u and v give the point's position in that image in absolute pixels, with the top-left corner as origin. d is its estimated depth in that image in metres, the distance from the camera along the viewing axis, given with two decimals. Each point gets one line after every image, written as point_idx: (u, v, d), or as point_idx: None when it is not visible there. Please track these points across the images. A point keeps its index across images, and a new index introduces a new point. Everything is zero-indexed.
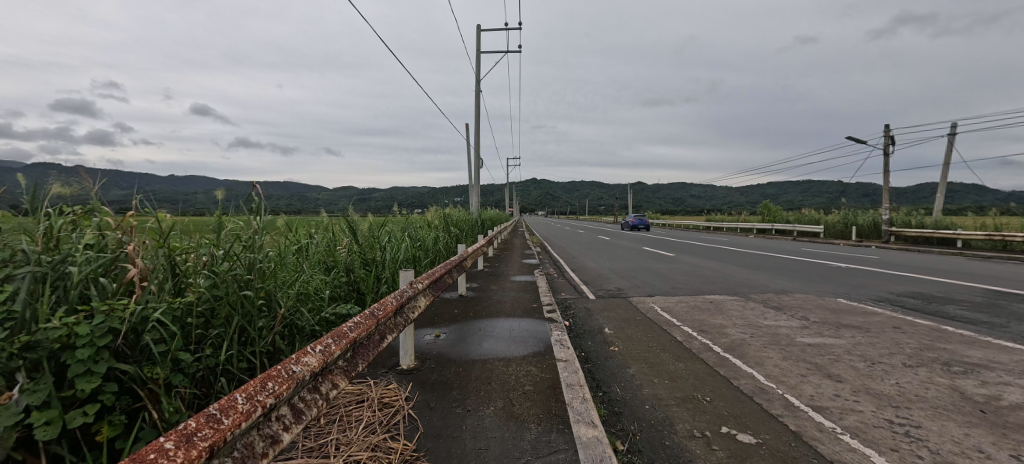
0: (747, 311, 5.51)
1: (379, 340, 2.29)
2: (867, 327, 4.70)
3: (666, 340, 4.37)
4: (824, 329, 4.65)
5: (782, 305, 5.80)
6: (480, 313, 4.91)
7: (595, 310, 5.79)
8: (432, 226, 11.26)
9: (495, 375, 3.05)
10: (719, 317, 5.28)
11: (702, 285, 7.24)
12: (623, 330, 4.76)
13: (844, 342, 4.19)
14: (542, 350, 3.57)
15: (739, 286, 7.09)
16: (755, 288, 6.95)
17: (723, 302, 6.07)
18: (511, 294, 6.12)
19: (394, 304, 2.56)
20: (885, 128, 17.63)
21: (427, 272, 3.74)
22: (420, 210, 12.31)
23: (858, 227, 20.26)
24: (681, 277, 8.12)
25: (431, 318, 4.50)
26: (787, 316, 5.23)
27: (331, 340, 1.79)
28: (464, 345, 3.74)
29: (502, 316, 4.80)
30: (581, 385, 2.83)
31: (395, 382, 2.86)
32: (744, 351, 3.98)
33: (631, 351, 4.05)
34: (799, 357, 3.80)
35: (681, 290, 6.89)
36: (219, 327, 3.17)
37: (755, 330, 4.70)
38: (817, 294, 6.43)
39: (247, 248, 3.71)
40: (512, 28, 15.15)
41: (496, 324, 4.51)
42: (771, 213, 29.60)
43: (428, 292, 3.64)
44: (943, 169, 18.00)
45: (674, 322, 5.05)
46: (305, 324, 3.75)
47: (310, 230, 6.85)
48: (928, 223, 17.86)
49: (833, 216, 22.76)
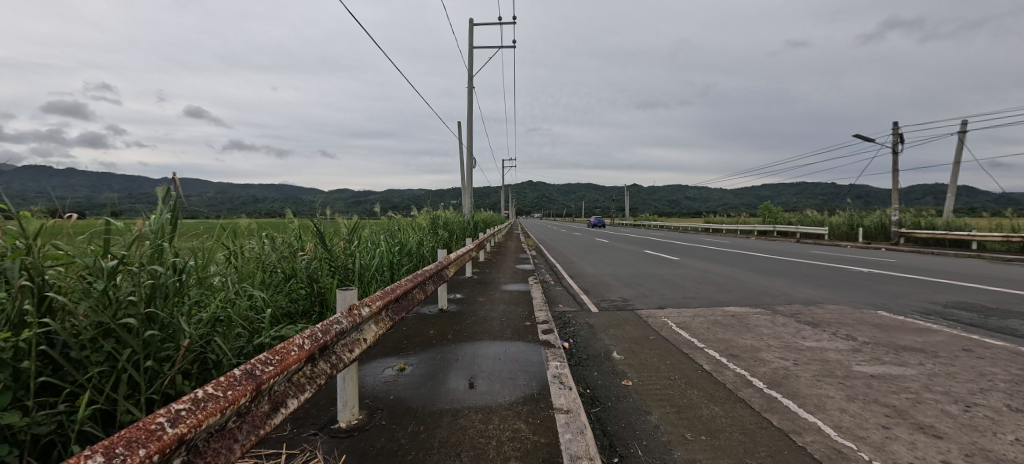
0: (778, 327, 4.65)
1: (265, 416, 1.38)
2: (933, 350, 3.85)
3: (690, 370, 3.49)
4: (882, 354, 3.79)
5: (817, 320, 4.96)
6: (462, 334, 4.02)
7: (599, 328, 4.91)
8: (418, 228, 10.32)
9: (467, 438, 2.15)
10: (748, 335, 4.41)
11: (718, 294, 6.41)
12: (635, 356, 3.89)
13: (916, 373, 3.33)
14: (535, 394, 2.67)
15: (761, 296, 6.24)
16: (779, 298, 6.11)
17: (747, 316, 5.21)
18: (500, 307, 5.23)
19: (307, 348, 1.66)
20: (894, 125, 16.92)
21: (385, 287, 2.85)
22: (406, 211, 11.39)
23: (864, 228, 19.53)
24: (692, 284, 7.29)
25: (398, 344, 3.62)
26: (828, 336, 4.38)
27: (109, 457, 0.89)
28: (434, 383, 2.85)
29: (488, 338, 3.90)
30: (591, 459, 1.93)
31: (320, 454, 1.97)
32: (794, 386, 3.12)
33: (649, 389, 3.16)
34: (870, 397, 2.94)
35: (695, 301, 6.03)
36: (85, 370, 2.22)
37: (797, 353, 3.83)
38: (851, 305, 5.60)
39: (150, 258, 2.78)
40: (504, 22, 14.26)
41: (481, 349, 3.61)
42: (772, 213, 28.87)
43: (385, 314, 2.74)
44: (954, 169, 17.33)
45: (695, 344, 4.17)
46: (225, 356, 2.82)
47: (267, 233, 5.94)
48: (939, 224, 17.16)
49: (837, 217, 22.05)
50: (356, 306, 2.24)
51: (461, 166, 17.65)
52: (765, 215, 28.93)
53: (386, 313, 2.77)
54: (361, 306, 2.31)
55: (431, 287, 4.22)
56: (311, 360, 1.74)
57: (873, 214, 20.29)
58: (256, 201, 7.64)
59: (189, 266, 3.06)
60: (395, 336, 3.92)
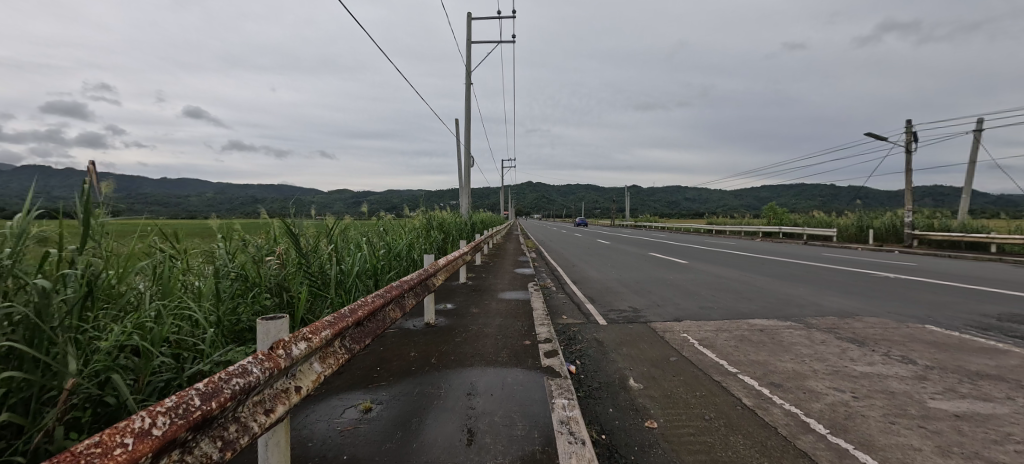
0: (819, 347, 4.00)
1: None
2: (1015, 378, 3.20)
3: (727, 406, 2.83)
4: (955, 384, 3.13)
5: (860, 337, 4.31)
6: (448, 357, 3.34)
7: (610, 345, 4.25)
8: (411, 229, 9.69)
9: None
10: (787, 357, 3.75)
11: (739, 304, 5.76)
12: (657, 385, 3.21)
13: (1008, 412, 2.68)
14: (537, 454, 2.00)
15: (787, 306, 5.60)
16: (808, 309, 5.47)
17: (777, 331, 4.57)
18: (496, 321, 4.56)
19: (160, 433, 1.00)
20: (907, 124, 16.34)
21: (345, 306, 2.18)
22: (399, 212, 10.77)
23: (875, 230, 18.90)
24: (708, 292, 6.64)
25: (368, 373, 2.95)
26: (880, 357, 3.72)
27: None
28: (404, 433, 2.18)
29: (479, 363, 3.23)
30: None
31: None
32: (865, 433, 2.45)
33: (681, 435, 2.49)
34: (967, 450, 2.28)
35: (715, 312, 5.38)
36: None
37: (852, 383, 3.17)
38: (893, 318, 4.96)
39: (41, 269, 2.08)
40: (505, 16, 13.83)
41: (471, 378, 2.95)
42: (777, 215, 28.26)
43: (341, 343, 2.08)
44: (969, 169, 16.74)
45: (727, 369, 3.50)
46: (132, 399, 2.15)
47: (237, 235, 5.30)
48: (954, 226, 16.53)
49: (845, 218, 21.43)
50: (281, 342, 1.57)
51: (459, 164, 17.06)
52: (771, 216, 28.35)
53: (343, 340, 2.11)
54: (292, 339, 1.64)
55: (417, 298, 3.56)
56: (177, 447, 1.08)
57: (883, 216, 19.70)
58: (233, 201, 7.00)
59: (98, 278, 2.37)
60: (367, 360, 3.26)
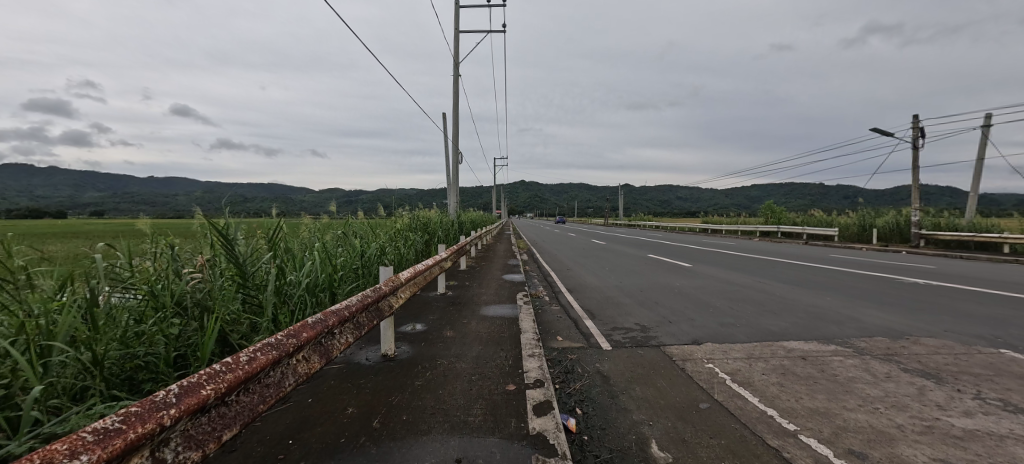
0: (889, 387, 3.12)
1: None
2: None
3: None
4: None
5: (932, 369, 3.43)
6: (398, 418, 2.37)
7: (620, 383, 3.30)
8: (388, 230, 8.74)
9: None
10: (854, 405, 2.85)
11: (766, 321, 4.87)
12: (692, 457, 2.26)
13: None
14: None
15: (823, 323, 4.73)
16: (850, 327, 4.60)
17: (825, 360, 3.68)
18: (473, 349, 3.61)
19: None
20: (914, 119, 15.68)
21: (169, 385, 1.22)
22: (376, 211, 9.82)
23: (878, 229, 18.29)
24: (724, 305, 5.76)
25: (269, 458, 1.96)
26: (976, 403, 2.84)
27: None
28: None
29: (441, 428, 2.26)
30: None
31: None
32: None
33: None
34: None
35: (740, 331, 4.50)
36: None
37: (963, 453, 2.28)
38: (958, 340, 4.10)
39: None
40: (495, 5, 13.09)
41: (422, 459, 1.97)
42: (774, 213, 27.67)
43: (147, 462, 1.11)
44: (978, 166, 16.14)
45: (782, 424, 2.59)
46: None
47: (158, 240, 4.37)
48: (962, 225, 15.93)
49: (847, 216, 20.83)
50: None
51: (446, 159, 16.07)
52: (768, 214, 27.75)
53: (158, 452, 1.15)
54: None
55: (362, 330, 2.62)
56: None
57: (887, 214, 19.09)
58: (173, 198, 6.03)
59: None
60: (284, 426, 2.29)
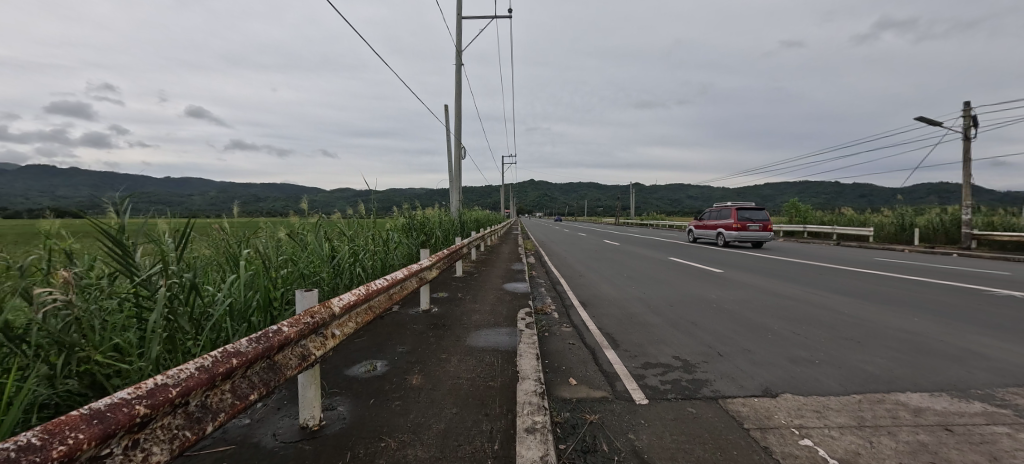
0: None
1: None
2: None
3: None
4: None
5: None
6: None
7: None
8: (370, 230, 7.42)
9: None
10: None
11: (854, 356, 3.58)
12: None
13: None
14: None
15: (938, 363, 3.41)
16: (979, 369, 3.28)
17: (985, 437, 2.38)
18: (443, 416, 2.37)
19: None
20: (967, 106, 14.07)
21: None
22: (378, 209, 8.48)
23: (922, 229, 16.61)
24: (785, 329, 4.46)
25: None
26: None
27: None
28: None
29: None
30: None
31: None
32: None
33: None
34: None
35: (826, 376, 3.21)
36: None
37: None
38: None
39: None
40: None
41: None
42: (799, 212, 25.94)
43: None
44: None
45: None
46: None
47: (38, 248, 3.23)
48: (1021, 224, 14.26)
49: (883, 214, 19.15)
50: None
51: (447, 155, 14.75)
52: (791, 213, 26.06)
53: None
54: None
55: (213, 423, 1.41)
56: None
57: (930, 212, 17.39)
58: (83, 190, 4.77)
59: None
60: None
